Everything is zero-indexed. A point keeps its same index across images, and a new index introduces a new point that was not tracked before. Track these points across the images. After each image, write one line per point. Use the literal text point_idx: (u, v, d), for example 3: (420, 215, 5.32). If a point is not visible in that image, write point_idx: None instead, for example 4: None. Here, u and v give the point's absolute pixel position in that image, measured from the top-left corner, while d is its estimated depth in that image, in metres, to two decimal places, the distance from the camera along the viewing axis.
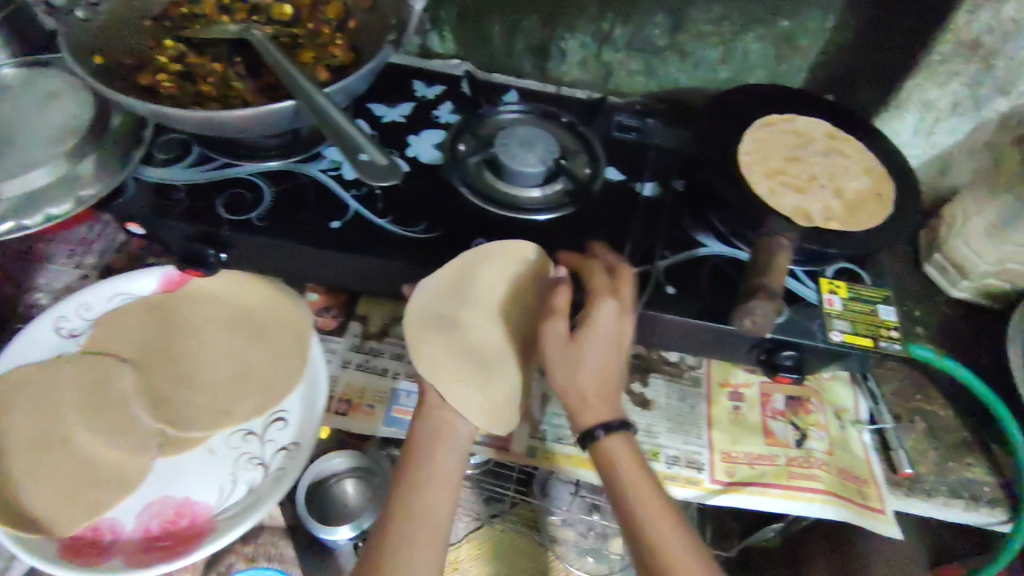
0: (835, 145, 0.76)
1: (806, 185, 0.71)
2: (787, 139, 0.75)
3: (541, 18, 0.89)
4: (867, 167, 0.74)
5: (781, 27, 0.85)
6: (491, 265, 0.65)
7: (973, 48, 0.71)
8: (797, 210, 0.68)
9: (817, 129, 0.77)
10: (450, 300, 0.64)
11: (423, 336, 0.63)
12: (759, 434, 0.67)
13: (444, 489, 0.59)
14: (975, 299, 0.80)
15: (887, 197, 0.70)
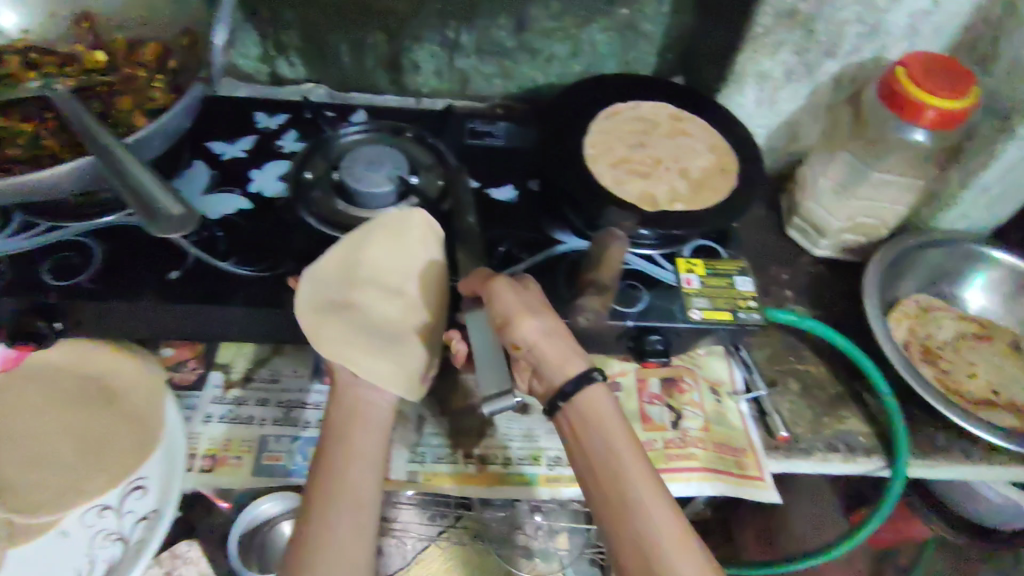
0: (680, 127, 0.78)
1: (650, 170, 0.73)
2: (633, 126, 0.77)
3: (385, 33, 0.88)
4: (711, 144, 0.75)
5: (620, 16, 0.87)
6: (376, 240, 0.62)
7: (793, 17, 0.72)
8: (643, 195, 0.70)
9: (661, 112, 0.79)
10: (340, 284, 0.61)
11: (319, 323, 0.60)
12: (637, 422, 0.68)
13: (366, 473, 0.54)
14: (837, 255, 0.83)
15: (731, 170, 0.72)
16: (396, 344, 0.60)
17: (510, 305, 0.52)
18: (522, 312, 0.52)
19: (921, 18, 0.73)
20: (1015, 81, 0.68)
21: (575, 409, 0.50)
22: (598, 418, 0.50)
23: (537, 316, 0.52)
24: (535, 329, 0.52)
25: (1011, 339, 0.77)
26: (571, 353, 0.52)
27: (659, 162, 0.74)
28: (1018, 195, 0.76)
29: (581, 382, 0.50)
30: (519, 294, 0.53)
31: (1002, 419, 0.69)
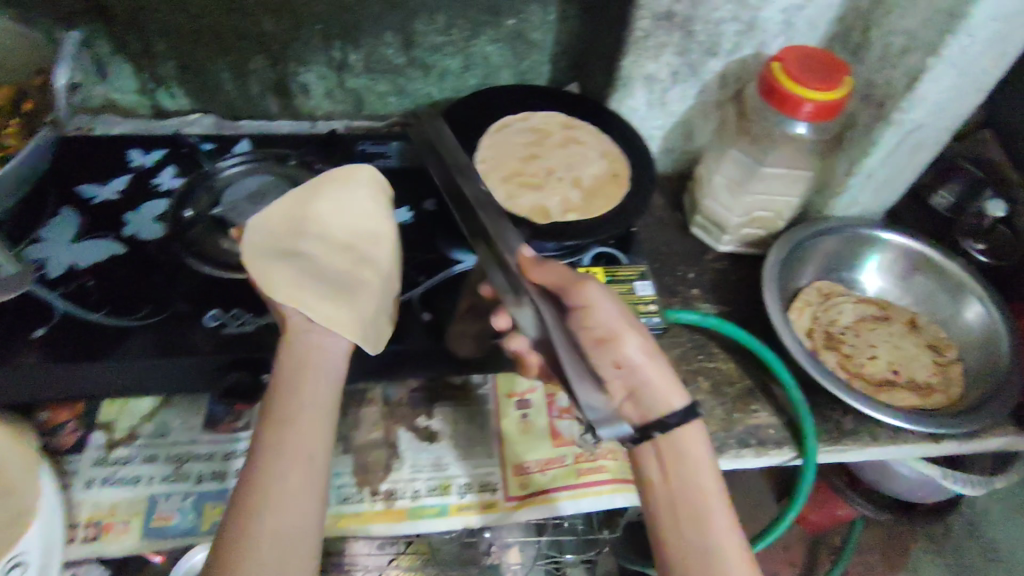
0: (572, 135, 0.77)
1: (542, 181, 0.72)
2: (523, 138, 0.76)
3: (268, 58, 0.85)
4: (603, 151, 0.75)
5: (508, 26, 0.86)
6: (326, 195, 0.66)
7: (670, 19, 0.72)
8: (536, 207, 0.69)
9: (552, 122, 0.79)
10: (288, 235, 0.63)
11: (271, 269, 0.59)
12: (547, 438, 0.67)
13: (319, 419, 0.53)
14: (740, 248, 0.84)
15: (623, 176, 0.72)
16: (351, 291, 0.62)
17: (612, 319, 0.55)
18: (625, 329, 0.55)
19: (794, 12, 0.74)
20: (885, 69, 0.70)
21: (672, 435, 0.54)
22: (689, 446, 0.54)
23: (635, 333, 0.56)
24: (638, 348, 0.56)
25: (909, 317, 0.78)
26: (670, 387, 0.55)
27: (551, 172, 0.73)
28: (901, 178, 0.78)
29: (686, 416, 0.54)
30: (618, 313, 0.56)
31: (903, 398, 0.70)
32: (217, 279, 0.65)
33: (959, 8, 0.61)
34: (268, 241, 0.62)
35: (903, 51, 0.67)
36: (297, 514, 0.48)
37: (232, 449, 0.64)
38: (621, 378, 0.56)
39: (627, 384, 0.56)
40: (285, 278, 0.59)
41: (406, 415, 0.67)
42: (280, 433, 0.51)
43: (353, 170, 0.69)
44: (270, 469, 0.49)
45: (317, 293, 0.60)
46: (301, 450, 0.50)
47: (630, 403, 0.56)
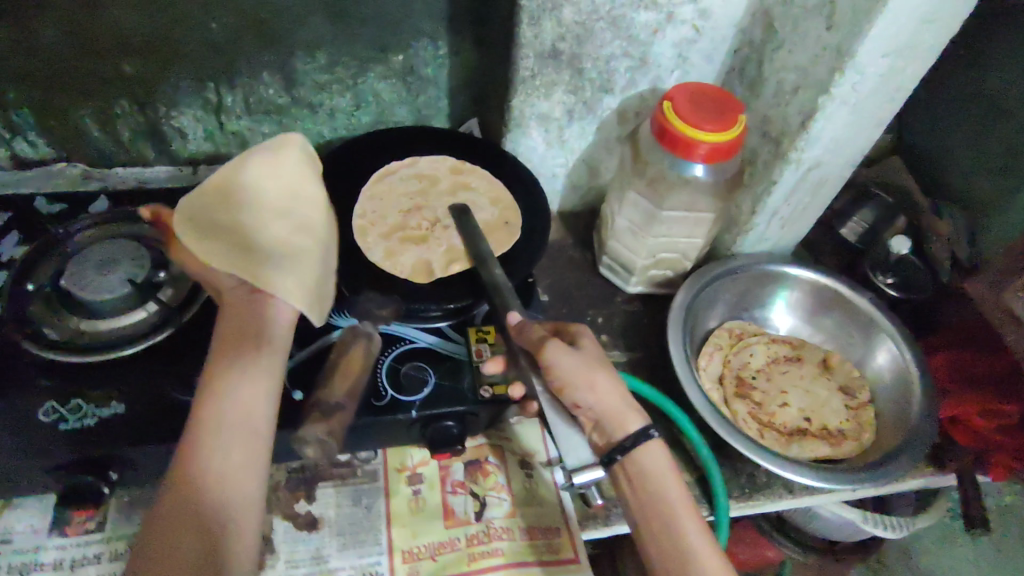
0: (461, 181, 0.74)
1: (426, 233, 0.70)
2: (408, 187, 0.73)
3: (133, 102, 0.78)
4: (494, 195, 0.73)
5: (397, 63, 0.81)
6: (254, 161, 0.60)
7: (556, 57, 0.68)
8: (419, 264, 0.67)
9: (440, 166, 0.75)
10: (219, 201, 0.57)
11: (205, 246, 0.55)
12: (440, 518, 0.61)
13: (261, 387, 0.49)
14: (649, 289, 0.81)
15: (514, 224, 0.70)
16: (294, 259, 0.56)
17: (569, 367, 0.53)
18: (595, 369, 0.53)
19: (688, 46, 0.71)
20: (780, 105, 0.67)
21: (633, 462, 0.51)
22: (653, 466, 0.51)
23: (602, 371, 0.53)
24: (607, 381, 0.53)
25: (821, 357, 0.76)
26: (626, 410, 0.53)
27: (437, 223, 0.71)
28: (806, 213, 0.76)
29: (639, 439, 0.51)
30: (577, 358, 0.53)
31: (813, 449, 0.68)
32: (59, 362, 0.58)
33: (846, 45, 0.57)
34: (208, 202, 0.57)
35: (795, 88, 0.64)
36: (240, 495, 0.45)
37: (83, 555, 0.57)
38: (586, 417, 0.54)
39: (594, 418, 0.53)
40: (221, 250, 0.54)
41: (284, 501, 0.61)
42: (220, 405, 0.47)
43: (283, 138, 0.62)
44: (198, 465, 0.45)
45: (257, 260, 0.54)
46: (239, 435, 0.47)
47: (597, 432, 0.54)
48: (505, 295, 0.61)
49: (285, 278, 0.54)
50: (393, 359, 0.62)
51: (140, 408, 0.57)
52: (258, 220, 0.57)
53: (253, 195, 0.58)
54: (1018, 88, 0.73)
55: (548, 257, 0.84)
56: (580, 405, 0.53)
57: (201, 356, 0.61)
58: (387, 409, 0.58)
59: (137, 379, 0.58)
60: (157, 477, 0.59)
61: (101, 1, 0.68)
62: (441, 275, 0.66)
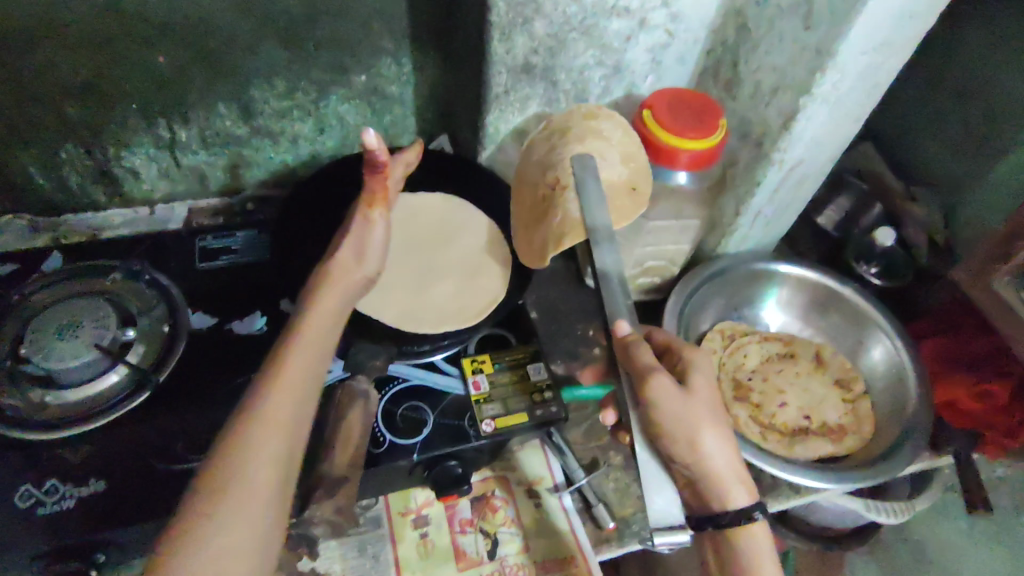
0: (590, 127, 0.64)
1: (549, 203, 0.63)
2: (542, 148, 0.66)
3: (79, 144, 0.73)
4: (626, 152, 0.63)
5: (360, 83, 0.77)
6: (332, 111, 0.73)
7: (529, 71, 0.66)
8: (542, 244, 0.63)
9: (571, 114, 0.66)
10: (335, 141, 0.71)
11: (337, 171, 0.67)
12: (451, 560, 0.59)
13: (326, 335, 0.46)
14: (637, 297, 0.80)
15: (639, 190, 0.63)
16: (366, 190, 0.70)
17: (677, 415, 0.50)
18: (704, 429, 0.51)
19: (661, 51, 0.69)
20: (759, 106, 0.66)
21: (730, 530, 0.50)
22: (748, 535, 0.51)
23: (712, 426, 0.51)
24: (716, 442, 0.51)
25: (814, 352, 0.76)
26: (731, 481, 0.51)
27: (558, 185, 0.62)
28: (789, 210, 0.75)
29: (738, 519, 0.50)
30: (686, 406, 0.51)
31: (817, 447, 0.67)
32: (27, 440, 0.54)
33: (826, 45, 0.57)
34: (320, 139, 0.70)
35: (774, 88, 0.63)
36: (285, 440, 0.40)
37: None
38: (681, 471, 0.52)
39: (689, 474, 0.52)
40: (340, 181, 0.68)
41: (285, 560, 0.58)
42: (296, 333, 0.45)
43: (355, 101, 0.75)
44: (223, 500, 0.37)
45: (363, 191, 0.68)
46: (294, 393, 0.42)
47: (690, 487, 0.53)
48: (611, 292, 0.54)
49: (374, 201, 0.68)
50: (387, 401, 0.59)
51: (124, 481, 0.53)
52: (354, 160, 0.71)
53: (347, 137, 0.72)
54: (985, 70, 0.74)
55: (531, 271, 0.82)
56: (677, 456, 0.51)
57: (182, 418, 0.57)
58: (386, 455, 0.56)
59: (114, 451, 0.54)
60: (146, 551, 0.55)
61: (35, 42, 0.63)
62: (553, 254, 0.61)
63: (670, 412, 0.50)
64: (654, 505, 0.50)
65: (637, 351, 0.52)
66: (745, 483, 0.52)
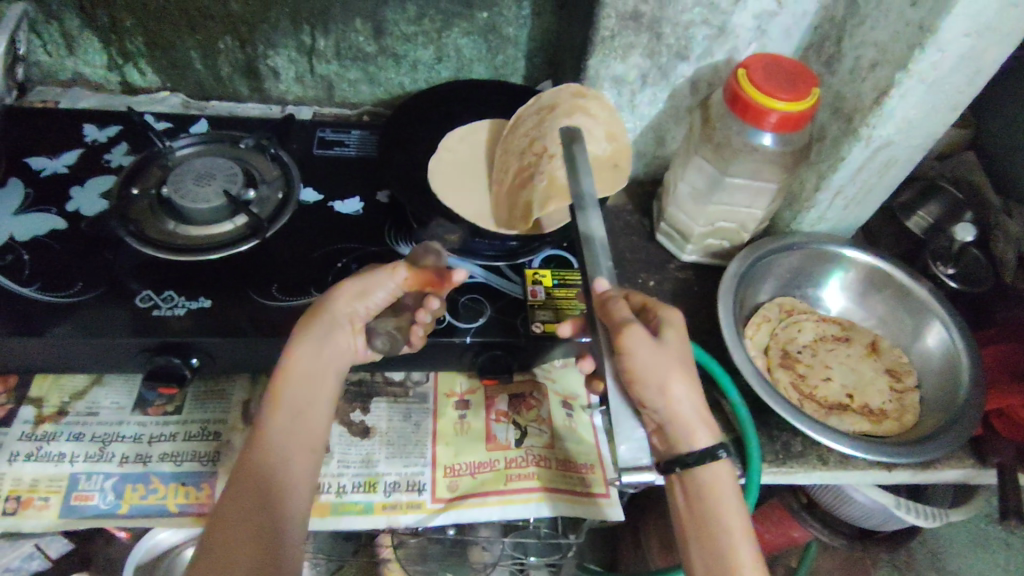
0: (580, 104, 0.73)
1: (534, 170, 0.72)
2: (531, 122, 0.75)
3: (235, 38, 0.84)
4: (609, 131, 0.75)
5: (481, 20, 0.84)
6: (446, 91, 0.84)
7: (636, 19, 0.71)
8: (525, 207, 0.71)
9: (561, 91, 0.74)
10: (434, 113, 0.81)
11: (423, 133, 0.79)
12: (482, 441, 0.65)
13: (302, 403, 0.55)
14: (703, 259, 0.82)
15: (622, 168, 0.76)
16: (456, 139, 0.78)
17: (648, 361, 0.52)
18: (673, 376, 0.53)
19: (768, 19, 0.72)
20: (856, 82, 0.67)
21: (694, 473, 0.53)
22: (711, 481, 0.53)
23: (684, 375, 0.53)
24: (685, 388, 0.53)
25: (871, 340, 0.77)
26: (696, 423, 0.53)
27: (546, 155, 0.72)
28: (871, 195, 0.76)
29: (702, 458, 0.52)
30: (657, 353, 0.53)
31: (853, 422, 0.69)
32: (153, 258, 0.64)
33: (929, 21, 0.58)
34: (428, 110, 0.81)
35: (872, 64, 0.65)
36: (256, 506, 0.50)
37: (161, 433, 0.63)
38: (650, 414, 0.55)
39: (659, 418, 0.54)
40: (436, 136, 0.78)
41: (341, 409, 0.66)
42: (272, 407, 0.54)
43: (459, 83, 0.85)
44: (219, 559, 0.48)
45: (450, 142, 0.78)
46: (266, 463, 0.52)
47: (661, 432, 0.55)
48: (594, 252, 0.56)
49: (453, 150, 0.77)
50: (453, 289, 0.66)
51: (225, 304, 0.62)
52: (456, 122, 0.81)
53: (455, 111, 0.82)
54: None
55: (606, 220, 0.87)
56: (646, 402, 0.53)
57: (278, 268, 0.66)
58: (443, 331, 0.62)
59: (219, 281, 0.63)
60: (230, 369, 0.64)
61: None
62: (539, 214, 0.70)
63: (640, 359, 0.52)
64: (624, 446, 0.53)
65: (613, 301, 0.53)
66: (710, 427, 0.54)
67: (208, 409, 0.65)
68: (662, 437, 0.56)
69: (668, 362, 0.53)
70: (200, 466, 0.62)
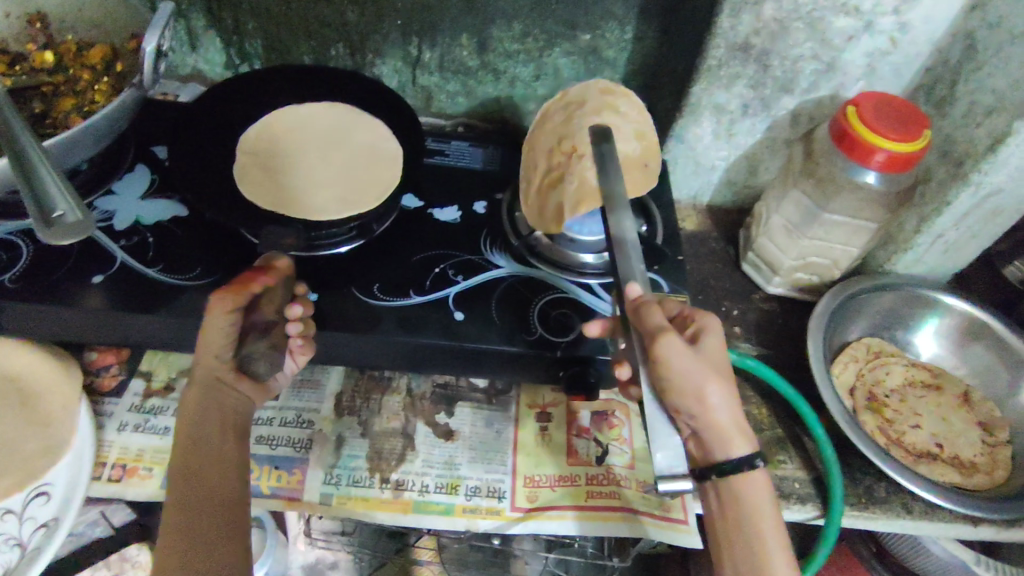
0: (607, 100, 0.71)
1: (563, 168, 0.69)
2: (559, 117, 0.72)
3: (346, 46, 0.87)
4: (640, 130, 0.72)
5: (583, 41, 0.86)
6: (286, 112, 0.76)
7: (745, 50, 0.71)
8: (556, 210, 0.69)
9: (589, 88, 0.72)
10: (294, 136, 0.75)
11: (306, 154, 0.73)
12: (563, 454, 0.66)
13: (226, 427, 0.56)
14: (790, 292, 0.81)
15: (652, 167, 0.73)
16: (305, 158, 0.73)
17: (685, 368, 0.50)
18: (709, 383, 0.51)
19: (880, 57, 0.72)
20: (969, 126, 0.66)
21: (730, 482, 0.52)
22: (748, 491, 0.52)
23: (722, 381, 0.51)
24: (722, 394, 0.51)
25: (963, 390, 0.74)
26: (733, 431, 0.52)
27: (574, 153, 0.68)
28: (974, 242, 0.74)
29: (741, 467, 0.51)
30: (694, 359, 0.51)
31: (942, 473, 0.67)
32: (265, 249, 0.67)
33: None
34: (261, 144, 0.73)
35: (988, 110, 0.64)
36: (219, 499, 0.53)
37: (258, 416, 0.66)
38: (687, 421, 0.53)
39: (697, 426, 0.53)
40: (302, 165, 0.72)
41: (426, 409, 0.68)
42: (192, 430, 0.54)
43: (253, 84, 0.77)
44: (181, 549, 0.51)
45: (333, 158, 0.73)
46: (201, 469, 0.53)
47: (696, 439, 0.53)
48: (627, 257, 0.55)
49: (344, 162, 0.73)
50: (544, 303, 0.67)
51: (330, 300, 0.65)
52: (310, 141, 0.75)
53: (312, 130, 0.75)
54: None
55: (691, 245, 0.87)
56: (682, 408, 0.52)
57: (380, 269, 0.68)
58: (535, 343, 0.64)
59: (325, 277, 0.66)
60: (328, 361, 0.66)
61: None
62: (570, 218, 0.68)
63: (677, 366, 0.50)
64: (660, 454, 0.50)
65: (646, 307, 0.51)
66: (746, 435, 0.53)
67: (301, 397, 0.68)
68: (699, 441, 0.54)
69: (705, 370, 0.51)
70: (292, 451, 0.64)
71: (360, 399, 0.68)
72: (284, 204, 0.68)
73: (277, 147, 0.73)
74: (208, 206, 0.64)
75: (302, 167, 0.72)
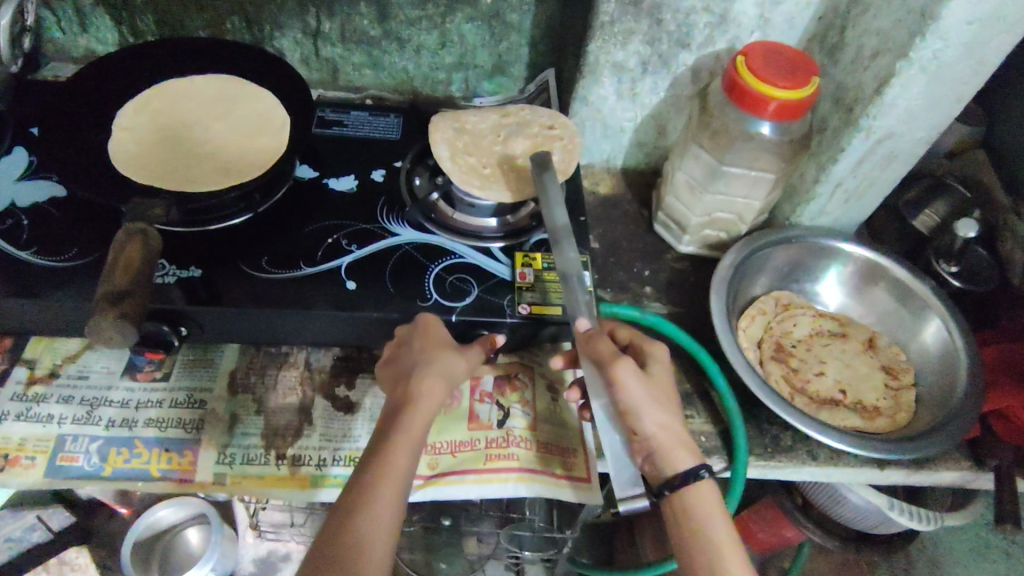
0: None
1: None
2: None
3: (242, 18, 0.85)
4: None
5: (484, 5, 0.84)
6: (168, 88, 0.74)
7: (636, 4, 0.70)
8: None
9: None
10: (176, 112, 0.73)
11: (190, 128, 0.71)
12: (464, 420, 0.65)
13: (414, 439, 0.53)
14: (701, 250, 0.81)
15: None
16: (188, 132, 0.71)
17: (635, 395, 0.54)
18: (656, 406, 0.54)
19: (770, 7, 0.71)
20: (857, 71, 0.66)
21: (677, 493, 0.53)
22: (701, 507, 0.53)
23: (666, 409, 0.54)
24: (660, 420, 0.54)
25: (868, 336, 0.75)
26: (676, 445, 0.54)
27: None
28: (873, 189, 0.74)
29: (689, 478, 0.53)
30: (644, 388, 0.54)
31: (844, 418, 0.67)
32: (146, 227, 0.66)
33: (931, 8, 0.57)
34: (142, 121, 0.70)
35: (874, 52, 0.64)
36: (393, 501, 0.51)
37: (147, 399, 0.64)
38: (639, 442, 0.56)
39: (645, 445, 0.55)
40: (188, 140, 0.70)
41: (325, 383, 0.66)
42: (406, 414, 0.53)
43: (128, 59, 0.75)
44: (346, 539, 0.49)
45: (221, 130, 0.72)
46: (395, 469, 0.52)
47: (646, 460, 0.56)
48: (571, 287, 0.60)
49: (231, 133, 0.71)
50: (440, 269, 0.66)
51: (214, 273, 0.63)
52: (195, 114, 0.73)
53: (195, 104, 0.74)
54: None
55: (604, 209, 0.86)
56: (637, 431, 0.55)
57: (272, 242, 0.66)
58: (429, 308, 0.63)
59: (211, 251, 0.64)
60: (219, 339, 0.64)
61: None
62: None
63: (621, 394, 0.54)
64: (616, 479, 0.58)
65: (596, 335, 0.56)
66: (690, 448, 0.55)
67: (195, 376, 0.65)
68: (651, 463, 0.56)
69: (648, 388, 0.54)
70: (184, 432, 0.62)
71: (255, 375, 0.66)
72: (157, 177, 0.65)
73: (159, 123, 0.71)
74: (77, 182, 0.61)
75: (188, 141, 0.70)
